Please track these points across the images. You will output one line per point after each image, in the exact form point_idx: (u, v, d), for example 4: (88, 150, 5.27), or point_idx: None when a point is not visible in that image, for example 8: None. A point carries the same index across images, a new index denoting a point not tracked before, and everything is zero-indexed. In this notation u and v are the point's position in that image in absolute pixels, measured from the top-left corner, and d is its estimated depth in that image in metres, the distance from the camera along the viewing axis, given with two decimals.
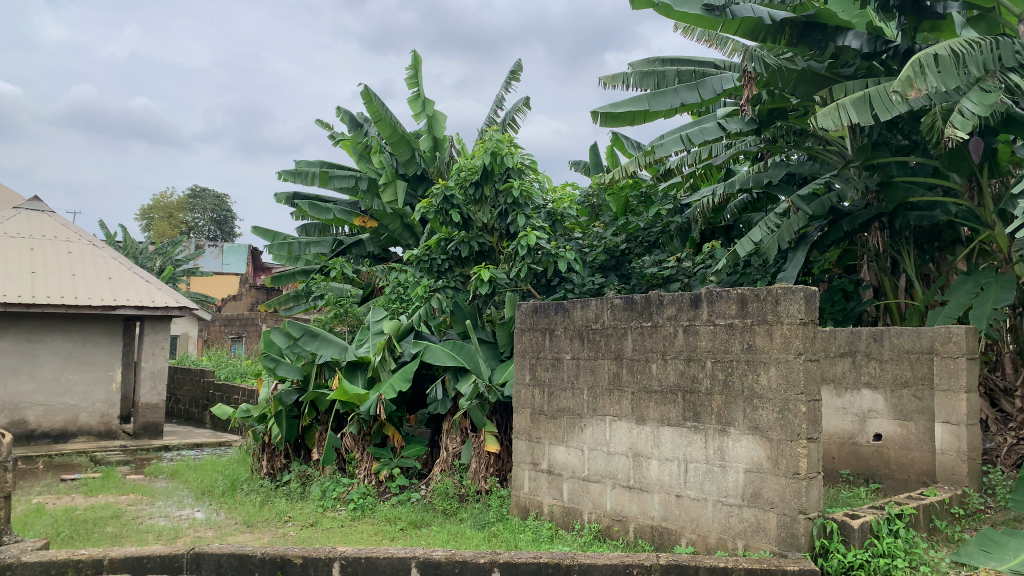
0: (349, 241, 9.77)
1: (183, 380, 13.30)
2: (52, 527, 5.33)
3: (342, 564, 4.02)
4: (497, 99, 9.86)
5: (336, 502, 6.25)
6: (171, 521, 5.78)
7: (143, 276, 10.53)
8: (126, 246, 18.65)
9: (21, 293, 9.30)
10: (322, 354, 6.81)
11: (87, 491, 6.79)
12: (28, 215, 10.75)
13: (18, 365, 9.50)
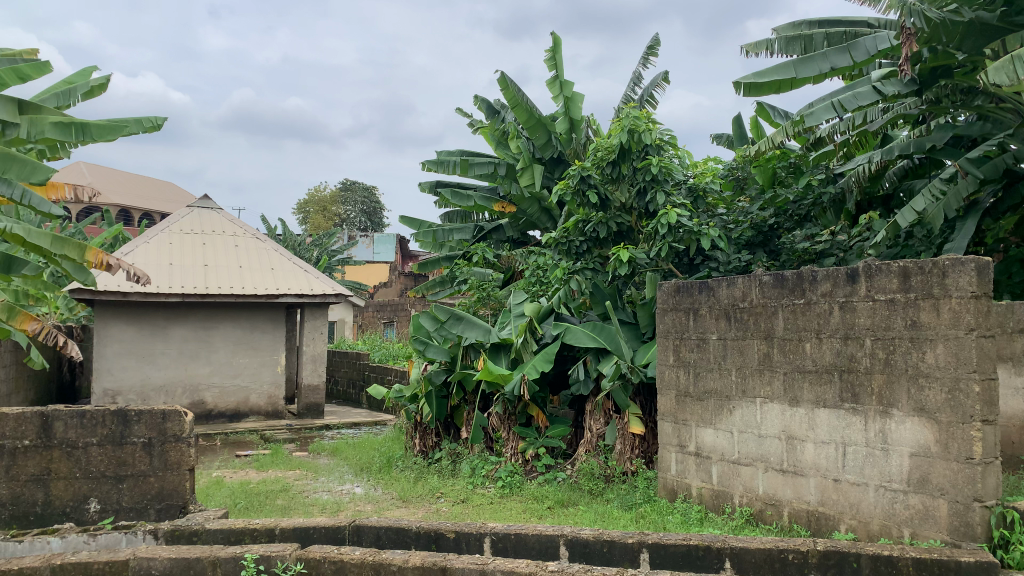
0: (490, 227, 9.92)
1: (341, 363, 14.06)
2: (230, 498, 5.81)
3: (493, 540, 4.14)
4: (635, 76, 9.68)
5: (485, 479, 6.43)
6: (334, 495, 6.16)
7: (301, 266, 11.20)
8: (286, 239, 19.84)
9: (196, 285, 10.12)
10: (467, 336, 7.01)
11: (259, 466, 7.34)
12: (200, 212, 11.67)
13: (196, 350, 10.38)
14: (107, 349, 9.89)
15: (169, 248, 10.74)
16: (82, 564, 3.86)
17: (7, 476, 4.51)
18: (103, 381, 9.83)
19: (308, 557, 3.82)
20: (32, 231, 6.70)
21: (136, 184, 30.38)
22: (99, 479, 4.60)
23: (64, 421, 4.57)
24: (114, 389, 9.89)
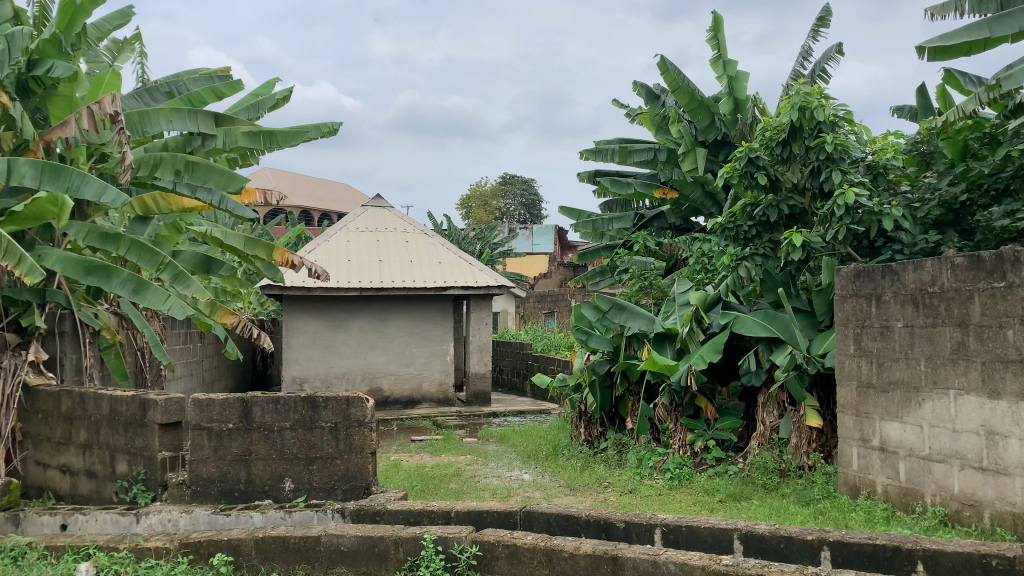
0: (650, 214, 9.78)
1: (506, 352, 14.38)
2: (408, 481, 6.12)
3: (664, 531, 4.10)
4: (804, 50, 9.18)
5: (653, 470, 6.38)
6: (504, 480, 6.34)
7: (467, 259, 11.55)
8: (451, 233, 20.50)
9: (372, 279, 10.74)
10: (631, 326, 6.93)
11: (433, 451, 7.67)
12: (373, 211, 12.33)
13: (372, 341, 10.98)
14: (294, 340, 10.69)
15: (347, 245, 11.45)
16: (280, 538, 4.20)
17: (215, 456, 5.00)
18: (291, 370, 10.65)
19: (482, 540, 3.95)
20: (229, 233, 7.42)
21: (314, 187, 32.52)
22: (292, 460, 4.97)
23: (261, 406, 4.99)
24: (301, 376, 10.67)
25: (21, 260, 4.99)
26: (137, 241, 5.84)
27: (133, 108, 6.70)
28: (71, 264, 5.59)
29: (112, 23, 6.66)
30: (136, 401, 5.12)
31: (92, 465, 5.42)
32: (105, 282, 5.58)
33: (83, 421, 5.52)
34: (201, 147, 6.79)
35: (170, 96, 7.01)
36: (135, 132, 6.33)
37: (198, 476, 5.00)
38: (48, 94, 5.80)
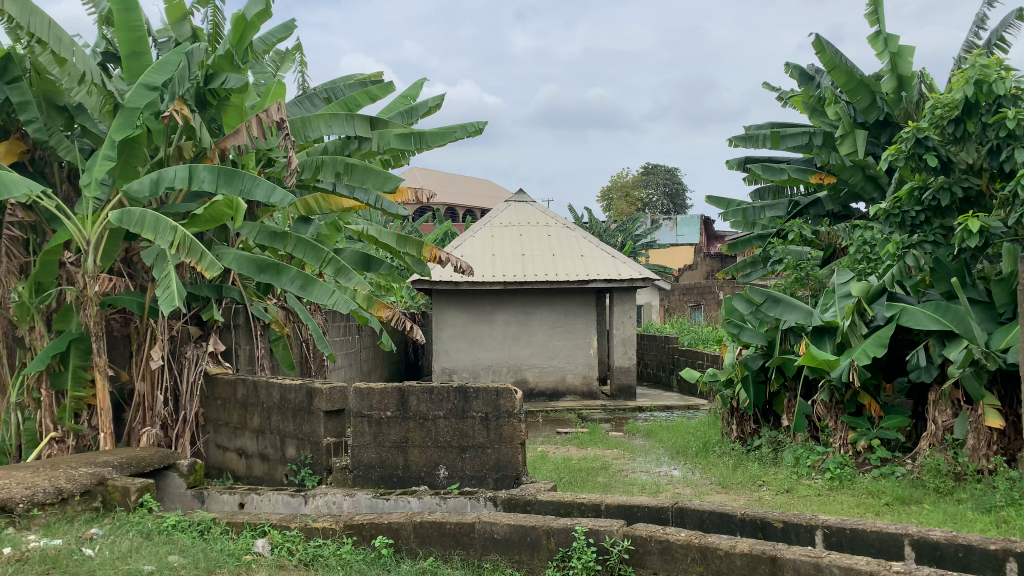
0: (806, 202, 9.33)
1: (650, 346, 14.20)
2: (555, 472, 6.18)
3: (826, 533, 3.93)
4: (980, 17, 8.44)
5: (812, 470, 6.12)
6: (652, 475, 6.27)
7: (610, 252, 11.46)
8: (592, 226, 20.48)
9: (516, 272, 10.90)
10: (786, 320, 6.65)
11: (580, 444, 7.69)
12: (516, 206, 12.51)
13: (517, 333, 11.14)
14: (443, 332, 11.05)
15: (492, 240, 11.68)
16: (437, 524, 4.35)
17: (375, 442, 5.25)
18: (441, 361, 11.03)
19: (634, 534, 3.92)
20: (383, 232, 7.75)
21: (457, 183, 33.37)
22: (446, 448, 5.14)
23: (417, 395, 5.17)
24: (450, 368, 11.04)
25: (202, 257, 5.43)
26: (301, 239, 6.25)
27: (295, 114, 7.12)
28: (245, 263, 6.02)
29: (276, 36, 7.11)
30: (303, 389, 5.51)
31: (265, 448, 5.86)
32: (276, 279, 6.00)
33: (256, 408, 5.96)
34: (357, 149, 7.12)
35: (328, 101, 7.40)
36: (298, 137, 6.75)
37: (359, 461, 5.28)
38: (223, 105, 6.31)
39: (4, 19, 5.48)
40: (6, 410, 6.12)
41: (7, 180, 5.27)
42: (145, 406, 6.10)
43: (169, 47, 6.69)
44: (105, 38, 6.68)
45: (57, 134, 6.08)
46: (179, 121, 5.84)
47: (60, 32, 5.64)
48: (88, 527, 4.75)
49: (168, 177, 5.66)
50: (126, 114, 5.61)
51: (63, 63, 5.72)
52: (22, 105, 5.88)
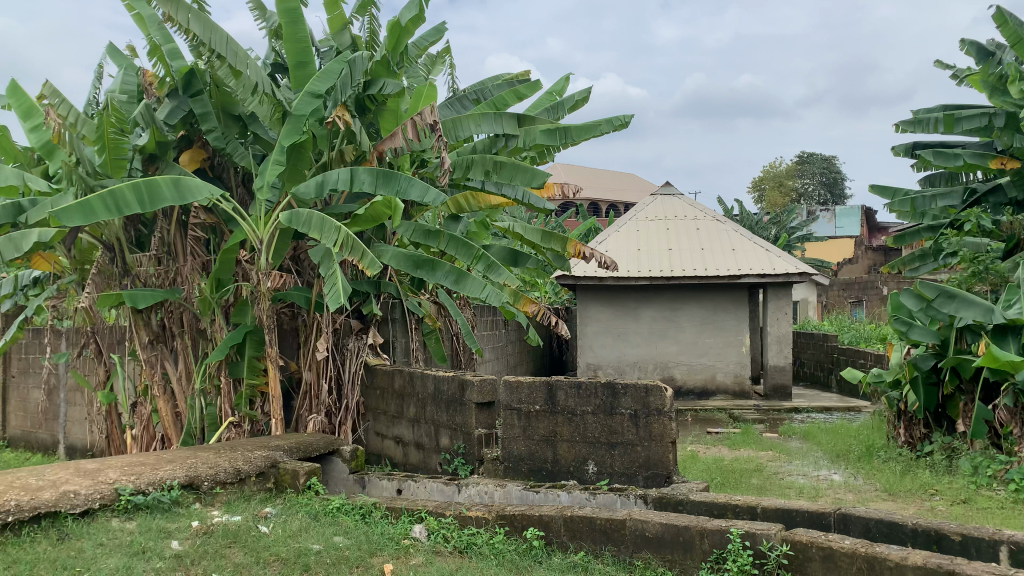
0: (984, 189, 8.58)
1: (807, 345, 13.58)
2: (707, 472, 6.05)
3: (1011, 549, 3.65)
4: None
5: (992, 480, 5.65)
6: (810, 479, 5.98)
7: (763, 245, 11.03)
8: (743, 219, 19.85)
9: (663, 267, 10.72)
10: (963, 316, 6.15)
11: (732, 445, 7.47)
12: (662, 199, 12.30)
13: (665, 330, 10.97)
14: (588, 328, 11.06)
15: (638, 235, 11.54)
16: (588, 519, 4.36)
17: (524, 435, 5.33)
18: (586, 356, 11.02)
19: (794, 539, 3.77)
20: (528, 228, 7.84)
21: (602, 178, 33.26)
22: (594, 443, 5.14)
23: (565, 390, 5.21)
24: (596, 363, 11.03)
25: (364, 255, 5.67)
26: (453, 236, 6.45)
27: (447, 116, 7.34)
28: (402, 259, 6.29)
29: (428, 40, 7.36)
30: (456, 381, 5.70)
31: (420, 437, 6.09)
32: (431, 275, 6.22)
33: (412, 398, 6.20)
34: (505, 147, 7.24)
35: (477, 102, 7.59)
36: (450, 136, 6.96)
37: (509, 453, 5.38)
38: (380, 110, 6.63)
39: (188, 37, 5.99)
40: (191, 396, 6.69)
41: (191, 186, 5.76)
42: (312, 394, 6.57)
43: (331, 56, 7.06)
44: (274, 50, 7.16)
45: (232, 142, 6.57)
46: (341, 127, 6.19)
47: (237, 47, 6.12)
48: (263, 506, 5.13)
49: (332, 179, 5.99)
50: (293, 121, 6.04)
51: (239, 75, 6.18)
52: (203, 116, 6.43)
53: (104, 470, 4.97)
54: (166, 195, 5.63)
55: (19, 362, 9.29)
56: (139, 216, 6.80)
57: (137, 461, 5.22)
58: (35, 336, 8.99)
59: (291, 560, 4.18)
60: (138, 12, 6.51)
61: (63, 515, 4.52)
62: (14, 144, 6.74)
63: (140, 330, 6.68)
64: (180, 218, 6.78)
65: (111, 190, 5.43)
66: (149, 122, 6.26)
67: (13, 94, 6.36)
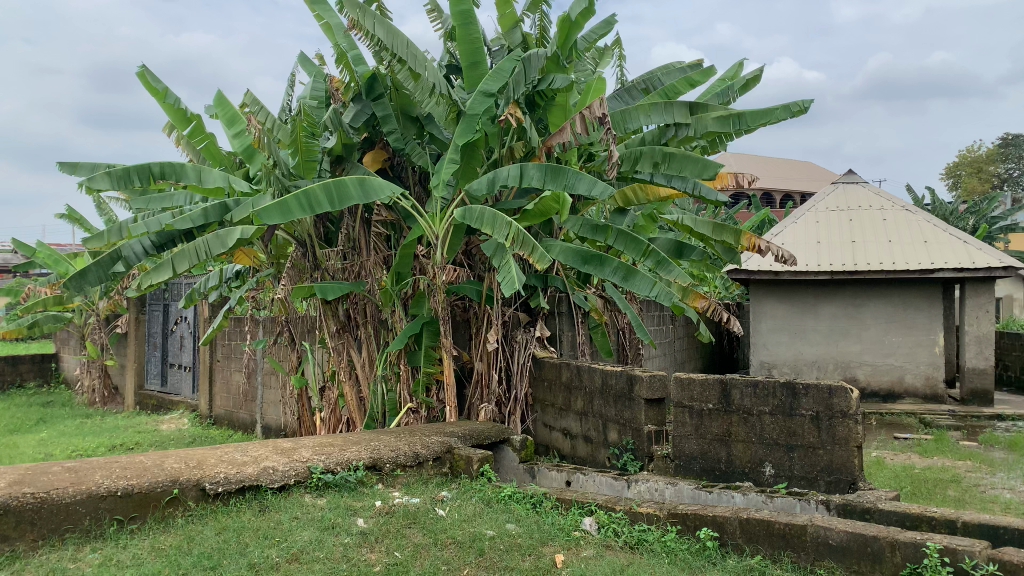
0: None
1: (1012, 346, 12.35)
2: (896, 480, 5.66)
3: None
4: None
5: None
6: (1019, 494, 5.44)
7: (961, 237, 10.15)
8: (936, 208, 18.36)
9: (845, 261, 10.10)
10: None
11: (923, 452, 6.93)
12: (844, 188, 11.59)
13: (846, 328, 10.34)
14: (762, 324, 10.63)
15: (816, 227, 10.94)
16: (765, 522, 4.20)
17: (696, 433, 5.21)
18: (760, 354, 10.62)
19: (1003, 559, 3.50)
20: (698, 221, 7.64)
21: (775, 168, 31.86)
22: (772, 445, 4.94)
23: (740, 389, 5.03)
24: (770, 361, 10.59)
25: (534, 249, 5.71)
26: (622, 231, 6.41)
27: (617, 108, 7.30)
28: (570, 254, 6.29)
29: (598, 33, 7.35)
30: (625, 376, 5.70)
31: (588, 431, 6.11)
32: (600, 270, 6.19)
33: (580, 391, 6.23)
34: (674, 137, 7.10)
35: (646, 92, 7.49)
36: (618, 129, 6.85)
37: (681, 451, 5.28)
38: (549, 105, 6.69)
39: (371, 43, 6.33)
40: (373, 382, 7.09)
41: (375, 185, 6.10)
42: (483, 384, 6.78)
43: (502, 54, 7.22)
44: (449, 52, 7.42)
45: (411, 142, 6.88)
46: (513, 124, 6.31)
47: (416, 51, 6.40)
48: (439, 490, 5.36)
49: (502, 176, 6.13)
50: (466, 121, 6.20)
51: (418, 78, 6.44)
52: (385, 118, 6.78)
53: (298, 449, 5.37)
54: (353, 194, 6.00)
55: (223, 348, 10.21)
56: (327, 214, 7.28)
57: (327, 442, 5.60)
58: (236, 325, 9.84)
59: (466, 543, 4.32)
60: (326, 21, 6.96)
61: (264, 489, 4.93)
62: (220, 149, 7.40)
63: (329, 319, 7.18)
64: (365, 216, 7.17)
65: (304, 190, 5.85)
66: (336, 126, 6.82)
67: (219, 104, 6.93)
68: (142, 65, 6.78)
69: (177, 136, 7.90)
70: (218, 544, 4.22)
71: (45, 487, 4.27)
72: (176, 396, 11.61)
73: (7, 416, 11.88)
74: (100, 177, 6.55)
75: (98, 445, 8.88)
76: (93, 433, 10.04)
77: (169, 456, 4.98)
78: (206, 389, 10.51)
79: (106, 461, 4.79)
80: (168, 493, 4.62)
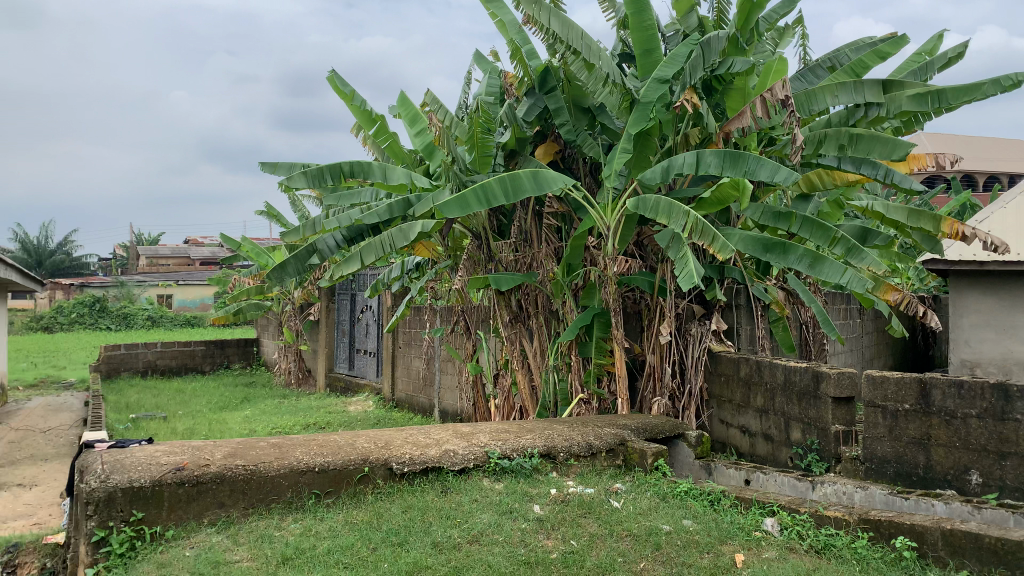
0: None
1: None
2: None
3: None
4: None
5: None
6: None
7: None
8: None
9: None
10: None
11: None
12: None
13: None
14: None
15: None
16: (973, 535, 3.85)
17: (890, 436, 4.88)
18: None
19: None
20: (890, 207, 7.16)
21: (978, 147, 29.01)
22: (980, 452, 4.50)
23: (942, 389, 4.64)
24: None
25: (714, 239, 5.59)
26: (806, 218, 6.10)
27: (799, 89, 6.94)
28: (751, 243, 6.06)
29: (779, 12, 7.01)
30: (810, 373, 5.44)
31: (769, 429, 5.89)
32: (783, 259, 5.90)
33: (760, 387, 6.00)
34: (864, 118, 6.65)
35: (833, 70, 7.06)
36: (802, 112, 6.49)
37: (872, 453, 4.98)
38: (727, 89, 6.45)
39: (545, 36, 6.39)
40: (545, 371, 7.20)
41: (548, 177, 6.17)
42: (655, 376, 6.70)
43: (677, 39, 7.07)
44: (622, 40, 7.35)
45: (583, 134, 6.89)
46: (689, 110, 6.16)
47: (590, 41, 6.38)
48: (613, 481, 5.36)
49: (677, 164, 5.99)
50: (640, 110, 6.11)
51: (591, 68, 6.44)
52: (557, 111, 6.82)
53: (476, 433, 5.56)
54: (526, 186, 6.11)
55: (404, 336, 10.75)
56: (500, 206, 7.45)
57: (503, 428, 5.75)
58: (416, 313, 10.32)
59: (642, 537, 4.29)
60: (500, 19, 7.11)
61: (446, 471, 5.15)
62: (402, 147, 7.77)
63: (503, 309, 7.41)
64: (536, 208, 7.28)
65: (481, 184, 6.03)
66: (510, 120, 6.97)
67: (401, 104, 7.28)
68: (332, 71, 7.25)
69: (363, 136, 8.38)
70: (405, 522, 4.46)
71: (254, 460, 4.70)
72: (362, 379, 12.36)
73: (217, 394, 13.16)
74: (298, 176, 7.10)
75: (295, 423, 9.67)
76: (290, 412, 10.94)
77: (361, 436, 5.32)
78: (389, 374, 11.12)
79: (305, 438, 5.19)
80: (360, 470, 4.93)
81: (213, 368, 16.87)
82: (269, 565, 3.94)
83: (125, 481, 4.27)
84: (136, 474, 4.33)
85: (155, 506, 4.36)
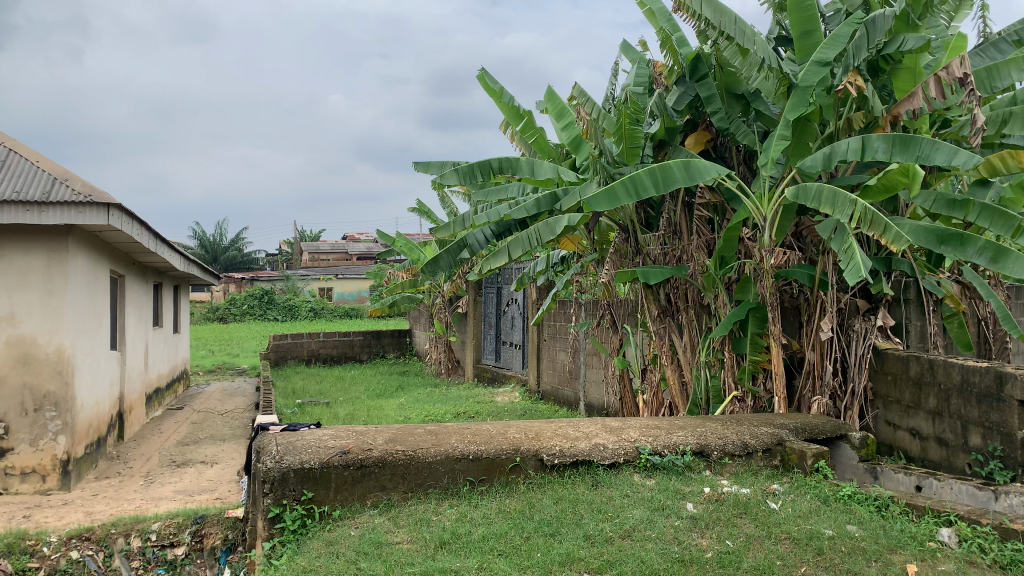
0: None
1: None
2: None
3: None
4: None
5: None
6: None
7: None
8: None
9: None
10: None
11: None
12: None
13: None
14: None
15: None
16: None
17: None
18: None
19: None
20: None
21: None
22: None
23: None
24: None
25: (887, 229, 5.20)
26: (986, 205, 5.59)
27: (980, 65, 6.36)
28: (924, 233, 5.67)
29: None
30: (991, 373, 5.01)
31: (943, 433, 5.49)
32: (961, 251, 5.46)
33: (932, 389, 5.60)
34: None
35: (1019, 44, 6.43)
36: (984, 88, 6.02)
37: None
38: (896, 69, 5.98)
39: (697, 22, 6.24)
40: (697, 367, 7.04)
41: (701, 167, 6.00)
42: (815, 375, 6.45)
43: (839, 19, 6.67)
44: (778, 23, 7.04)
45: (736, 121, 6.63)
46: (853, 93, 5.81)
47: (744, 26, 6.16)
48: (770, 483, 5.17)
49: (841, 149, 5.67)
50: (799, 94, 5.83)
51: (746, 53, 6.23)
52: (709, 99, 6.61)
53: (626, 429, 5.53)
54: (677, 177, 5.99)
55: (550, 329, 10.85)
56: (649, 199, 7.35)
57: (654, 424, 5.69)
58: (562, 307, 10.38)
59: (803, 541, 4.12)
60: (649, 8, 6.96)
61: (596, 464, 5.15)
62: (549, 142, 7.83)
63: (651, 303, 7.31)
64: (686, 200, 7.12)
65: (631, 176, 5.96)
66: (659, 110, 6.84)
67: (549, 99, 7.33)
68: (482, 70, 7.43)
69: (511, 132, 8.52)
70: (557, 513, 4.51)
71: (413, 446, 4.90)
72: (508, 370, 12.59)
73: (374, 383, 13.82)
74: (450, 175, 7.33)
75: (446, 411, 10.00)
76: (442, 401, 11.32)
77: (511, 426, 5.42)
78: (535, 366, 11.25)
79: (458, 426, 5.35)
80: (512, 460, 5.02)
81: (370, 358, 17.72)
82: (428, 548, 4.11)
83: (297, 462, 4.58)
84: (307, 456, 4.64)
85: (324, 487, 4.65)
